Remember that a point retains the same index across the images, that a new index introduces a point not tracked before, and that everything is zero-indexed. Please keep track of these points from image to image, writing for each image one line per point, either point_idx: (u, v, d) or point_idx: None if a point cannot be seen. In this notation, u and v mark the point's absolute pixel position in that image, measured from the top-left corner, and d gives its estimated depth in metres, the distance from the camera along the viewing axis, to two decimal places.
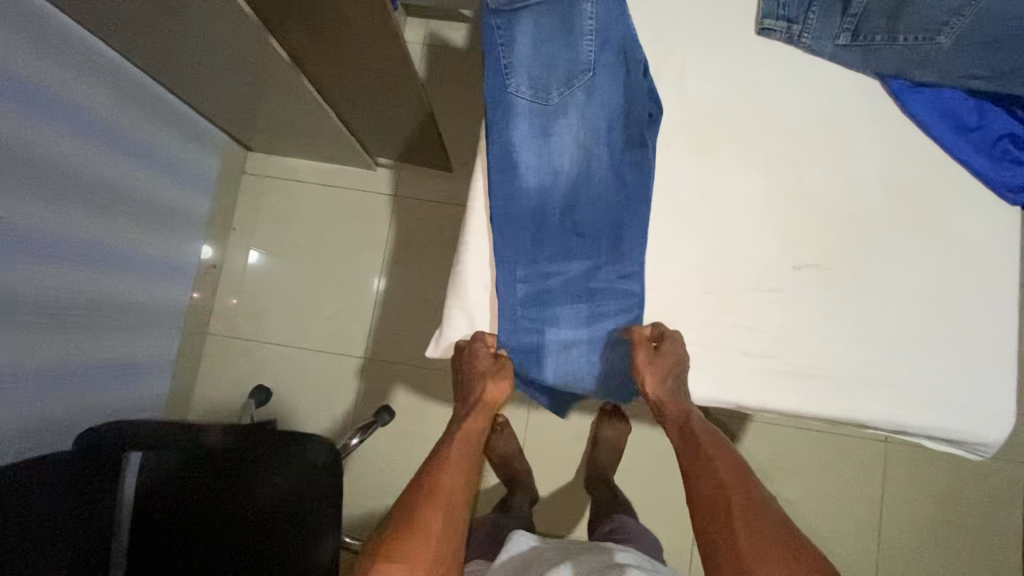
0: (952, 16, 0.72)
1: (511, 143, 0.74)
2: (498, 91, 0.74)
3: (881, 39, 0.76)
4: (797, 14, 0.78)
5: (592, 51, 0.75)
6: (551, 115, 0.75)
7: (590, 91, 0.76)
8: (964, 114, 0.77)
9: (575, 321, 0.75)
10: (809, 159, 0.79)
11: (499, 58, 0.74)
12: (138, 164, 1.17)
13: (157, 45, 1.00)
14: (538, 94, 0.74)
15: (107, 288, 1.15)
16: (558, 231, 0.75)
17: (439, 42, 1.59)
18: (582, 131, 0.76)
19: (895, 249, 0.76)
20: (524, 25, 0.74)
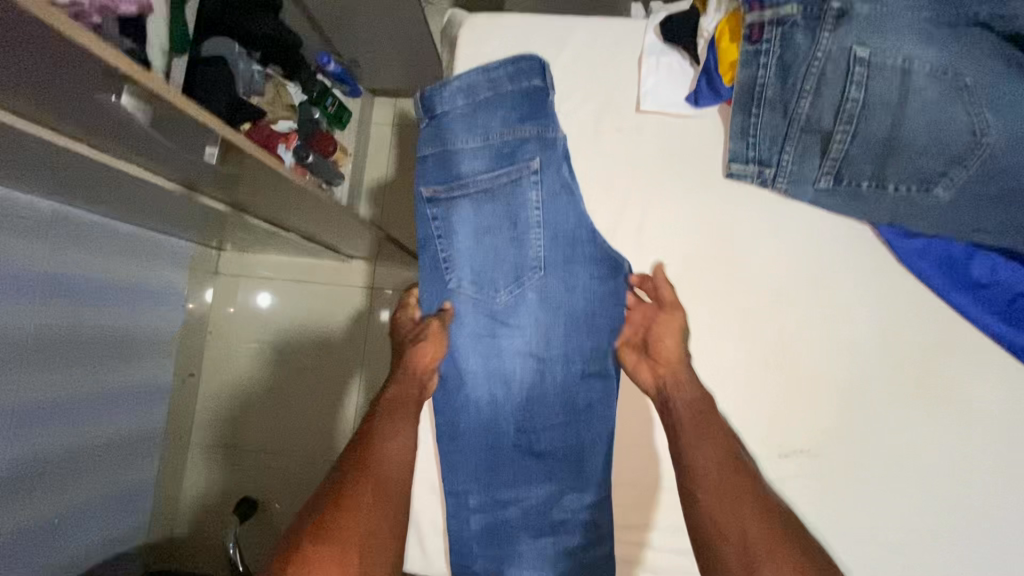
0: (952, 166, 0.61)
1: (456, 348, 0.71)
2: (439, 291, 0.71)
3: (869, 185, 0.65)
4: (769, 155, 0.68)
5: (540, 245, 0.70)
6: (499, 316, 0.71)
7: (541, 291, 0.70)
8: (972, 267, 0.67)
9: (537, 557, 0.70)
10: (797, 329, 0.69)
11: (437, 254, 0.71)
12: (108, 308, 1.08)
13: (100, 200, 0.91)
14: (483, 291, 0.71)
15: (90, 436, 1.09)
16: (514, 456, 0.71)
17: (408, 121, 1.51)
18: (535, 334, 0.71)
19: (894, 426, 0.68)
20: (463, 214, 0.71)
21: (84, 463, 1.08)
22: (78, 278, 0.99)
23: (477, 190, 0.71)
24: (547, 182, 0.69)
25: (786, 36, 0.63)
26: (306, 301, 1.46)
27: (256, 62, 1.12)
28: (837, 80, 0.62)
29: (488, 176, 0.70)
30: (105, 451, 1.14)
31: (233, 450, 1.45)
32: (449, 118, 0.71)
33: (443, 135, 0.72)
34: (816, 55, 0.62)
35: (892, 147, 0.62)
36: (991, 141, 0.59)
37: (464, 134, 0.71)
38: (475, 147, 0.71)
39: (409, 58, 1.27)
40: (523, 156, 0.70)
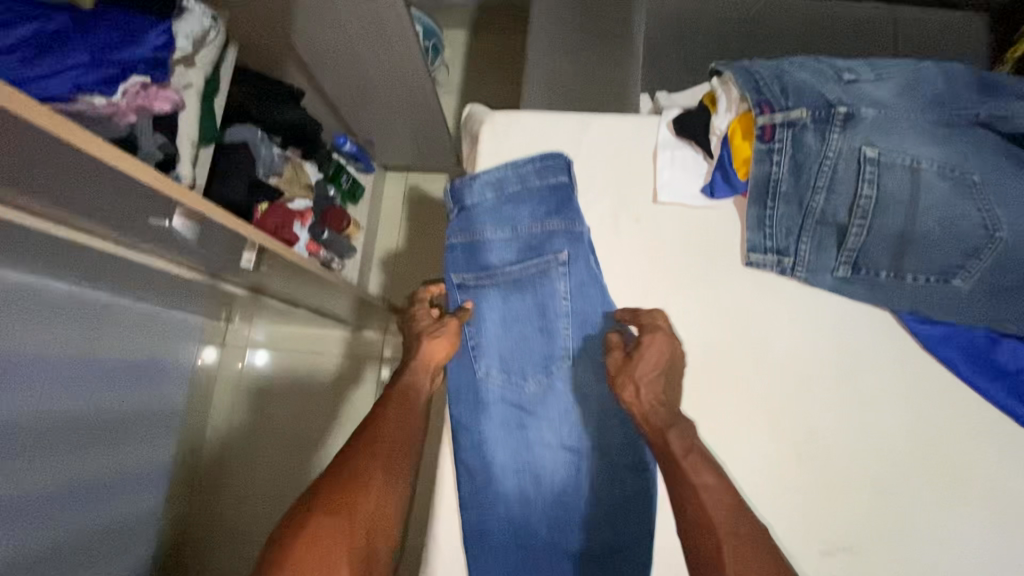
0: (968, 258, 0.62)
1: (482, 440, 0.70)
2: (466, 379, 0.71)
3: (887, 274, 0.66)
4: (787, 245, 0.70)
5: (569, 335, 0.71)
6: (526, 406, 0.70)
7: (570, 380, 0.70)
8: (998, 354, 0.67)
9: None
10: (829, 418, 0.68)
11: (465, 341, 0.72)
12: (126, 391, 1.05)
13: (118, 281, 0.90)
14: (510, 381, 0.71)
15: (96, 526, 1.02)
16: (543, 555, 0.68)
17: (420, 194, 1.55)
18: (564, 426, 0.70)
19: (936, 522, 0.66)
20: (491, 302, 0.73)
21: (90, 554, 1.02)
22: (93, 358, 0.96)
23: (506, 279, 0.73)
24: (575, 273, 0.72)
25: (796, 136, 0.66)
26: (312, 377, 1.38)
27: (276, 145, 1.16)
28: (848, 177, 0.65)
29: (517, 267, 0.72)
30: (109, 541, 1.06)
31: (228, 534, 1.34)
32: (478, 210, 0.76)
33: (472, 226, 0.75)
34: (826, 154, 0.65)
35: (906, 240, 0.64)
36: (1004, 234, 0.61)
37: (493, 226, 0.74)
38: (504, 237, 0.74)
39: (425, 138, 1.33)
40: (551, 250, 0.73)
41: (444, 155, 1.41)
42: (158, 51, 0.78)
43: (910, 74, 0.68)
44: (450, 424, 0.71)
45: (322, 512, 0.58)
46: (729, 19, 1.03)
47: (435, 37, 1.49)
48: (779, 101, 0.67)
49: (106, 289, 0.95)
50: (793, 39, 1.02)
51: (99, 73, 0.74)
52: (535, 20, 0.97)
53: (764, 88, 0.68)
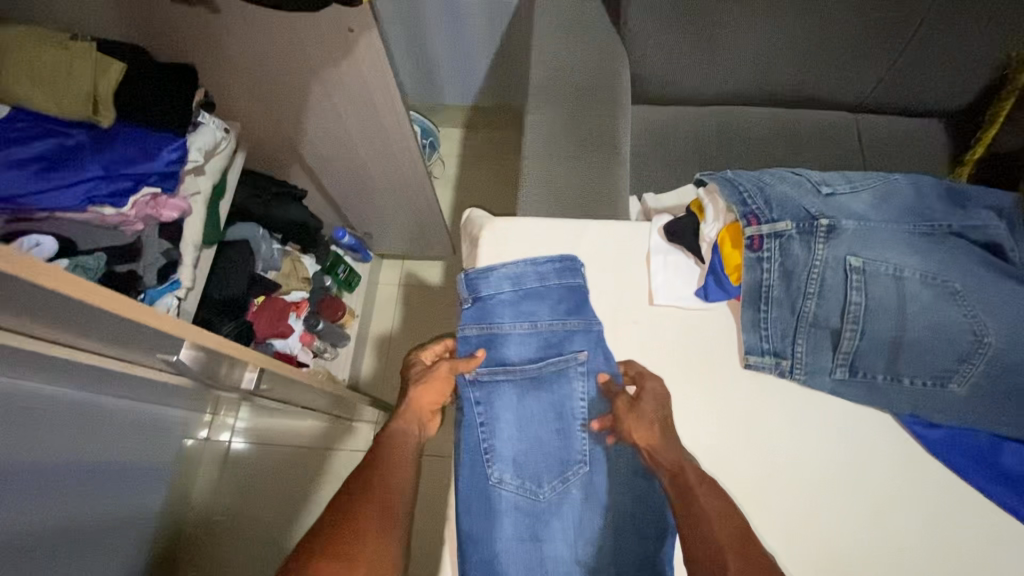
0: (960, 363, 0.64)
1: (495, 552, 0.68)
2: (480, 484, 0.70)
3: (883, 377, 0.67)
4: (783, 347, 0.71)
5: (587, 440, 0.71)
6: (542, 514, 0.69)
7: (586, 487, 0.70)
8: (1002, 457, 0.66)
9: None
10: (843, 529, 0.66)
11: (478, 443, 0.70)
12: (93, 495, 0.98)
13: (113, 388, 0.88)
14: (526, 488, 0.69)
15: None
16: None
17: (416, 281, 1.57)
18: (579, 540, 0.69)
19: None
20: (506, 402, 0.72)
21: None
22: (70, 463, 0.91)
23: (523, 378, 0.72)
24: (596, 375, 0.72)
25: (783, 246, 0.69)
26: (301, 471, 1.34)
27: (277, 242, 1.19)
28: (837, 285, 0.67)
29: (535, 366, 0.73)
30: None
31: None
32: (494, 306, 0.76)
33: (489, 322, 0.75)
34: (814, 263, 0.68)
35: (899, 345, 0.66)
36: (991, 340, 0.63)
37: (511, 321, 0.75)
38: (522, 333, 0.75)
39: (422, 229, 1.36)
40: (570, 349, 0.74)
41: (440, 244, 1.44)
42: (171, 165, 0.81)
43: (884, 187, 0.73)
44: (459, 535, 0.69)
45: (325, 557, 0.52)
46: (707, 126, 1.11)
47: (432, 135, 1.58)
48: (764, 213, 0.71)
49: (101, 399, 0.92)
50: (765, 145, 1.10)
51: (111, 186, 0.76)
52: (532, 110, 0.98)
53: (749, 200, 0.72)
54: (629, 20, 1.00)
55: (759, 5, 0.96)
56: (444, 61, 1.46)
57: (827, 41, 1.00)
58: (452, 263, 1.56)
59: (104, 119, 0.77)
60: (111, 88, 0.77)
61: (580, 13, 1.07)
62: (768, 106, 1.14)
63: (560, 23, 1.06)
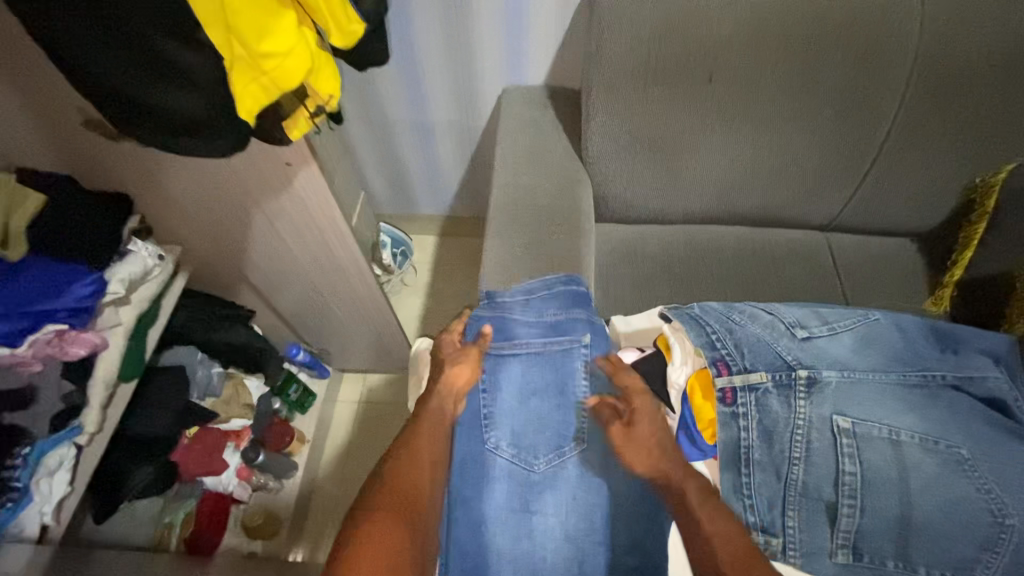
0: (981, 551, 0.53)
1: (481, 520, 0.64)
2: (473, 450, 0.67)
3: (893, 563, 0.56)
4: (773, 522, 0.59)
5: (587, 415, 0.68)
6: (536, 485, 0.66)
7: (584, 464, 0.66)
8: None
9: None
10: None
11: (477, 409, 0.69)
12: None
13: None
14: (521, 457, 0.67)
15: None
16: None
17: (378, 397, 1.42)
18: (570, 516, 0.65)
19: None
20: (510, 371, 0.71)
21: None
22: None
23: (529, 352, 0.72)
24: (600, 355, 0.72)
25: (760, 401, 0.62)
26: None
27: (217, 364, 1.10)
28: (825, 450, 0.58)
29: (540, 342, 0.73)
30: None
31: None
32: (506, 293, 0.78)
33: (499, 304, 0.77)
34: (796, 422, 0.60)
35: (906, 525, 0.55)
36: (1014, 522, 0.53)
37: (519, 308, 0.76)
38: (527, 318, 0.75)
39: (382, 346, 1.27)
40: (577, 331, 0.73)
41: (403, 360, 1.34)
42: (84, 300, 0.73)
43: (865, 330, 0.66)
44: (448, 498, 0.66)
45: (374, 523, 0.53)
46: (674, 247, 1.08)
47: (402, 245, 1.55)
48: (736, 361, 0.64)
49: None
50: (737, 267, 1.06)
51: (6, 325, 0.69)
52: (492, 235, 0.93)
53: (718, 344, 0.66)
54: (590, 146, 0.99)
55: (718, 134, 0.96)
56: (416, 174, 1.46)
57: (788, 168, 1.00)
58: None
59: (14, 253, 0.70)
60: (24, 224, 0.71)
61: (541, 140, 1.07)
62: (739, 225, 1.10)
63: (521, 149, 1.06)
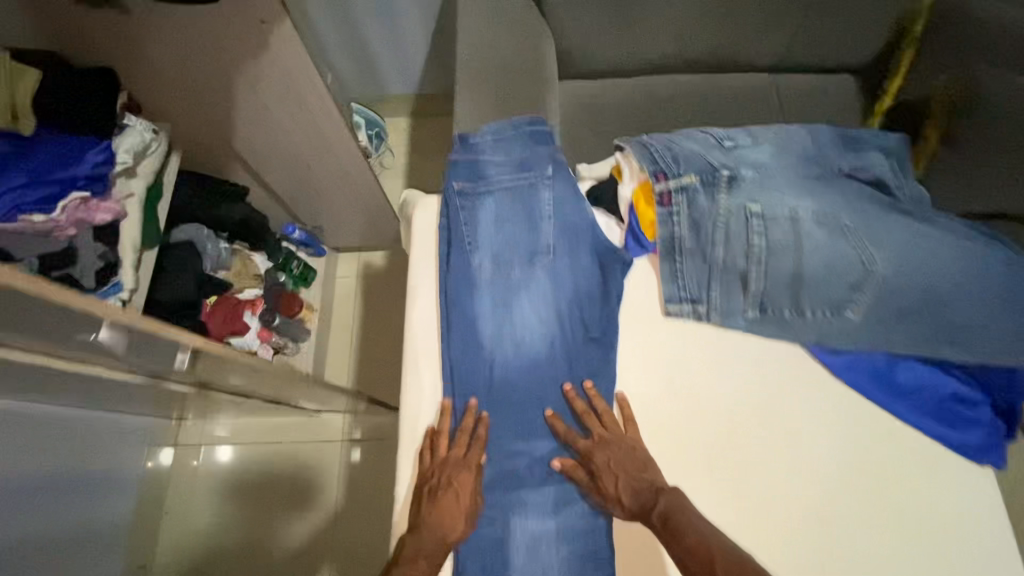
0: (853, 292, 0.70)
1: (472, 318, 0.78)
2: (460, 268, 0.80)
3: (790, 312, 0.73)
4: (699, 294, 0.76)
5: (553, 232, 0.80)
6: (514, 288, 0.79)
7: (552, 271, 0.79)
8: (897, 375, 0.71)
9: None
10: (763, 454, 0.71)
11: (462, 236, 0.81)
12: (57, 500, 0.96)
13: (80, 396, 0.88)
14: (500, 270, 0.80)
15: None
16: None
17: (372, 271, 1.57)
18: (544, 309, 0.78)
19: (878, 547, 0.67)
20: (486, 205, 0.82)
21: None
22: (39, 481, 0.91)
23: (500, 188, 0.83)
24: (561, 182, 0.82)
25: (690, 201, 0.75)
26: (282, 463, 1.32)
27: (223, 240, 1.19)
28: (740, 230, 0.73)
29: (509, 177, 0.83)
30: None
31: None
32: (477, 138, 0.87)
33: (472, 148, 0.86)
34: (717, 214, 0.74)
35: (800, 279, 0.71)
36: (879, 268, 0.69)
37: (490, 149, 0.86)
38: (498, 157, 0.85)
39: (370, 219, 1.38)
40: (540, 166, 0.84)
41: (391, 233, 1.47)
42: (98, 168, 0.82)
43: (782, 139, 0.78)
44: (444, 306, 0.79)
45: None
46: (631, 97, 1.15)
47: (377, 127, 1.58)
48: (672, 170, 0.76)
49: (62, 409, 0.94)
50: (688, 111, 1.15)
51: (36, 192, 0.78)
52: (460, 90, 1.00)
53: (658, 160, 0.78)
54: None
55: None
56: (380, 51, 1.47)
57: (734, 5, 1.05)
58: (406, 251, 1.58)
59: (25, 128, 0.79)
60: (29, 98, 0.78)
61: None
62: (692, 72, 1.18)
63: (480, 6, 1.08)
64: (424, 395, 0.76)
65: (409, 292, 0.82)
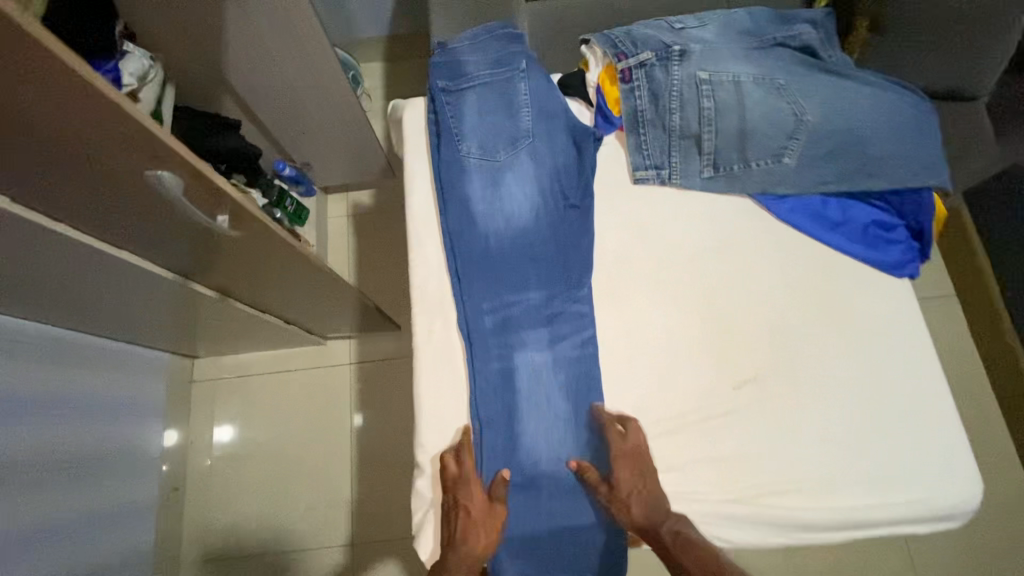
0: (789, 140, 0.82)
1: (466, 196, 0.87)
2: (451, 155, 0.89)
3: (739, 166, 0.85)
4: (662, 160, 0.87)
5: (531, 118, 0.90)
6: (501, 168, 0.88)
7: (533, 150, 0.88)
8: (829, 211, 0.85)
9: (549, 528, 0.76)
10: (722, 290, 0.84)
11: (450, 128, 0.90)
12: (81, 412, 1.15)
13: (112, 313, 1.05)
14: (486, 153, 0.89)
15: (90, 524, 1.15)
16: (511, 453, 0.77)
17: (361, 210, 1.65)
18: (528, 184, 0.87)
19: (817, 348, 0.81)
20: (469, 100, 0.91)
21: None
22: (62, 390, 1.10)
23: (480, 85, 0.92)
24: (534, 75, 0.92)
25: (649, 76, 0.86)
26: (299, 391, 1.53)
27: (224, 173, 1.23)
28: (692, 97, 0.84)
29: (488, 73, 0.92)
30: (107, 520, 1.21)
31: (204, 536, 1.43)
32: (456, 44, 0.96)
33: (452, 52, 0.95)
34: (672, 86, 0.85)
35: (745, 135, 0.83)
36: (809, 118, 0.81)
37: (468, 52, 0.95)
38: (476, 58, 0.94)
39: (356, 155, 1.46)
40: (515, 62, 0.93)
41: (378, 168, 1.54)
42: None
43: (725, 18, 0.88)
44: (439, 188, 0.88)
45: None
46: None
47: (354, 68, 1.64)
48: (631, 50, 0.86)
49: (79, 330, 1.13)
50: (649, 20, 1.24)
51: None
52: (434, 7, 1.07)
53: (619, 45, 0.87)
54: None
55: None
56: None
57: None
58: (392, 189, 1.66)
59: None
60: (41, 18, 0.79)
61: None
62: None
63: None
64: (429, 268, 0.86)
65: (408, 182, 0.91)
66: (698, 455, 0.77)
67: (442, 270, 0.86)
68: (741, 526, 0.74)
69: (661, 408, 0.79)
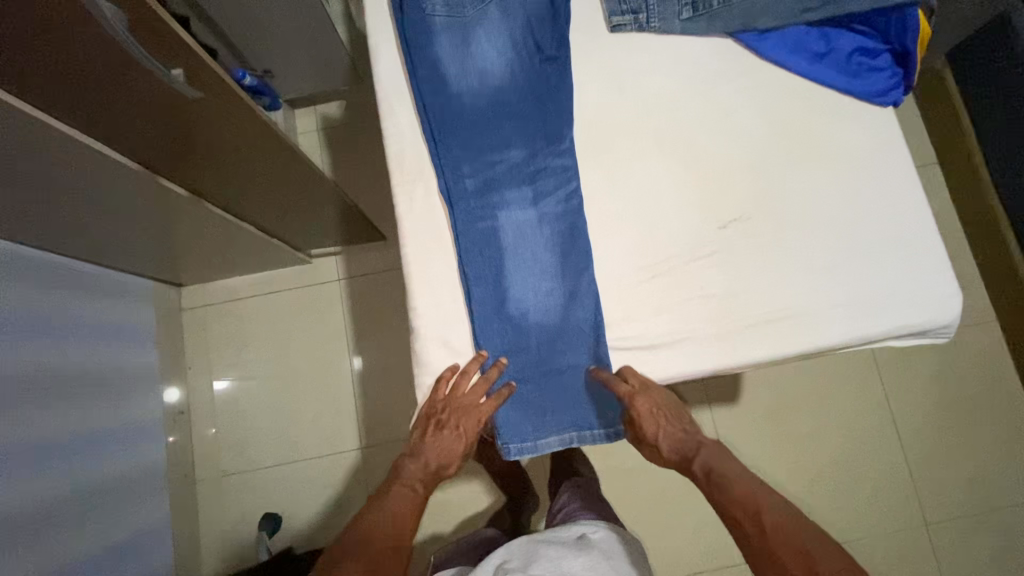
0: None
1: (436, 57, 0.82)
2: (415, 14, 0.82)
3: (718, 2, 0.81)
4: (639, 5, 0.83)
5: None
6: (469, 25, 0.83)
7: (502, 3, 0.83)
8: (811, 43, 0.83)
9: (545, 376, 0.78)
10: (705, 133, 0.82)
11: None
12: (58, 333, 1.13)
13: (83, 227, 1.01)
14: (453, 9, 0.83)
15: (90, 440, 1.17)
16: (502, 309, 0.78)
17: (331, 123, 1.58)
18: (499, 39, 0.83)
19: (801, 182, 0.81)
20: None
21: (59, 515, 1.06)
22: (33, 312, 1.07)
23: None
24: None
25: None
26: (291, 309, 1.52)
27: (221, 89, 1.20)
28: None
29: None
30: (109, 439, 1.22)
31: (215, 455, 1.45)
32: None
33: None
34: None
35: None
36: None
37: None
38: None
39: (319, 58, 1.37)
40: None
41: (343, 73, 1.46)
42: None
43: None
44: (407, 52, 0.83)
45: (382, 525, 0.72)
46: None
47: None
48: None
49: (48, 249, 1.09)
50: None
51: None
52: None
53: None
54: None
55: None
56: None
57: None
58: (359, 98, 1.59)
59: None
60: None
61: None
62: None
63: None
64: (403, 137, 0.83)
65: (373, 51, 0.85)
66: (688, 295, 0.78)
67: (418, 139, 0.82)
68: (736, 360, 0.76)
69: (651, 253, 0.79)
